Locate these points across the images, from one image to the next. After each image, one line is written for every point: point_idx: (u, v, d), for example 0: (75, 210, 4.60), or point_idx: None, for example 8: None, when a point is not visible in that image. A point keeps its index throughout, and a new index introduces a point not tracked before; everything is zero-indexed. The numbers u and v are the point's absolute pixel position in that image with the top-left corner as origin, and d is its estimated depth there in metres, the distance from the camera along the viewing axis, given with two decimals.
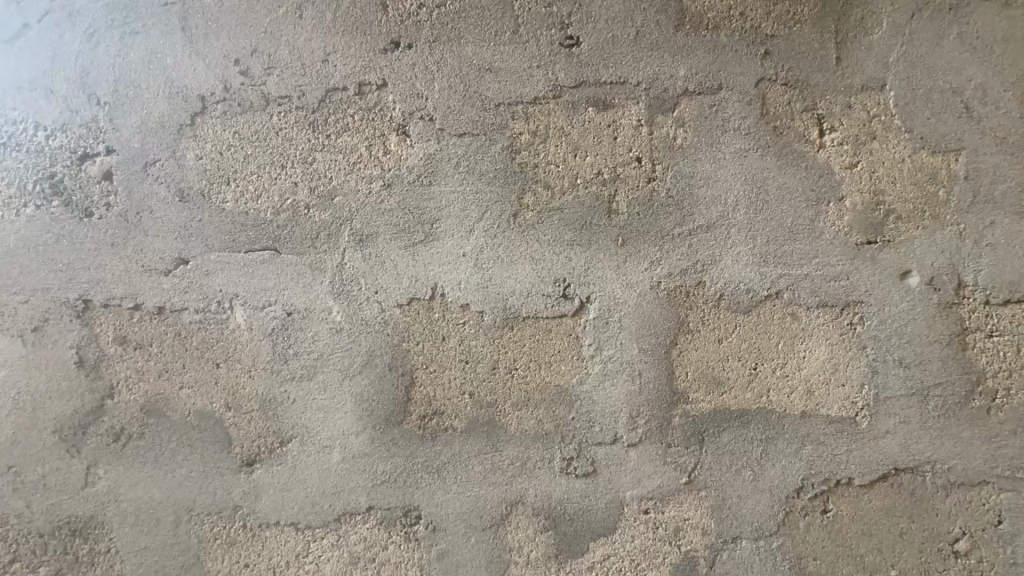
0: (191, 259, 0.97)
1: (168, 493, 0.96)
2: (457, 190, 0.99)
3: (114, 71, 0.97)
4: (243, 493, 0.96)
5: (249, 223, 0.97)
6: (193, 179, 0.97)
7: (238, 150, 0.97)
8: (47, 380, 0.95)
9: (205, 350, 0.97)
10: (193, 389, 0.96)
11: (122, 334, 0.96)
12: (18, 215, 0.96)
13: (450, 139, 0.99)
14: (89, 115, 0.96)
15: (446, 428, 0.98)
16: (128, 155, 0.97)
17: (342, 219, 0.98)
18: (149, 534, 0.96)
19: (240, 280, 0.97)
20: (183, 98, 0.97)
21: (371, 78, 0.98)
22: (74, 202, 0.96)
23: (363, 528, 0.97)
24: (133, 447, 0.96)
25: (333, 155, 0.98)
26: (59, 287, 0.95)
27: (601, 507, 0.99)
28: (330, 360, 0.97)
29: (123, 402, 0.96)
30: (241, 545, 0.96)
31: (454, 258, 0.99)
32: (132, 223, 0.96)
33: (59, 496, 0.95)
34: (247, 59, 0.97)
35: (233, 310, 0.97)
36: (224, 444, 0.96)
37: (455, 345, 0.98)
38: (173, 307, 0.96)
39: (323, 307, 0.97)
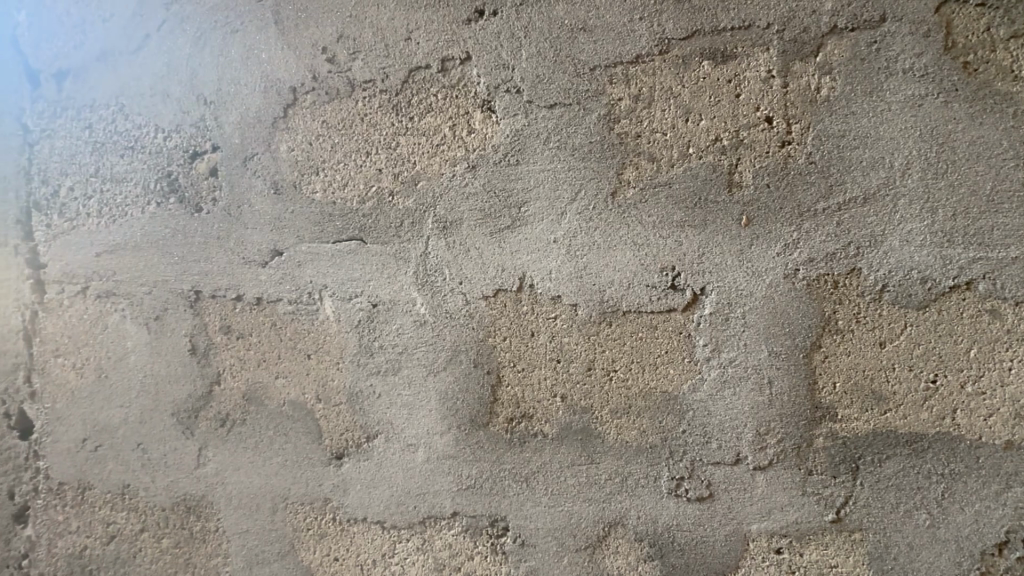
0: (285, 250, 0.97)
1: (266, 480, 0.98)
2: (547, 169, 0.88)
3: (218, 71, 1.00)
4: (333, 486, 0.95)
5: (337, 212, 0.96)
6: (286, 171, 0.98)
7: (326, 140, 0.96)
8: (167, 365, 1.02)
9: (298, 341, 0.97)
10: (288, 379, 0.97)
11: (227, 324, 1.00)
12: (143, 212, 1.03)
13: (539, 112, 0.88)
14: (198, 115, 1.01)
15: (535, 434, 0.88)
16: (231, 151, 1.00)
17: (426, 205, 0.92)
18: (250, 518, 0.99)
19: (329, 270, 0.96)
20: (277, 91, 0.98)
21: (454, 52, 0.91)
22: (187, 198, 1.02)
23: (448, 534, 0.91)
24: (236, 432, 0.99)
25: (416, 138, 0.93)
26: (175, 278, 1.02)
27: (719, 541, 0.83)
28: (414, 354, 0.92)
29: (228, 389, 1.00)
30: (331, 539, 0.96)
31: (544, 245, 0.88)
32: (233, 216, 1.00)
33: (177, 474, 1.02)
34: (333, 46, 0.95)
35: (323, 301, 0.96)
36: (316, 435, 0.96)
37: (546, 341, 0.88)
38: (270, 298, 0.98)
39: (407, 298, 0.93)
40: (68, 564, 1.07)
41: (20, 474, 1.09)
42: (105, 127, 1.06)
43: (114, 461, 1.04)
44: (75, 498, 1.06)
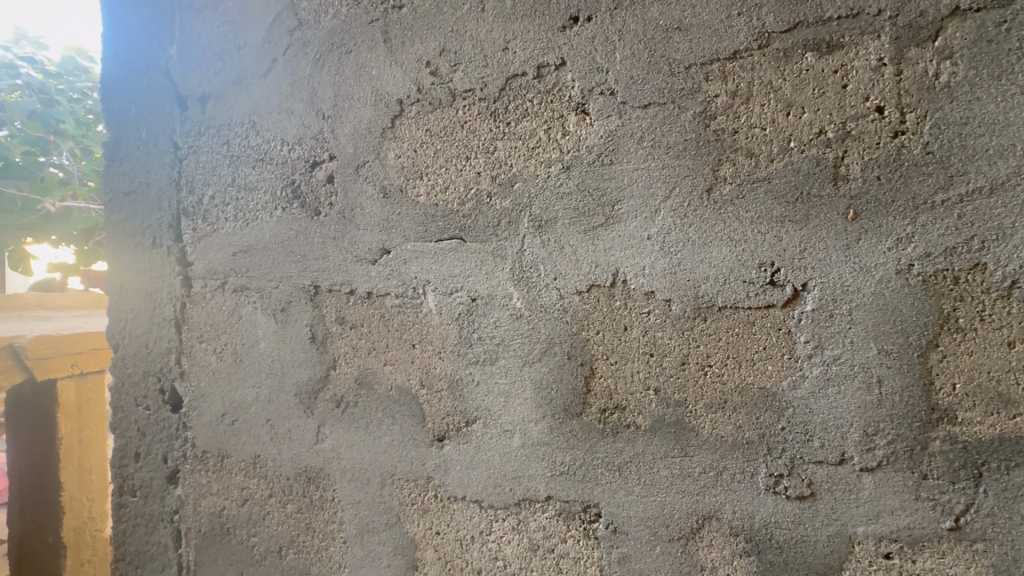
0: (392, 248, 1.07)
1: (376, 457, 1.08)
2: (641, 167, 0.90)
3: (334, 88, 1.12)
4: (435, 465, 1.04)
5: (439, 213, 1.03)
6: (394, 177, 1.07)
7: (430, 147, 1.04)
8: (291, 351, 1.15)
9: (403, 332, 1.06)
10: (395, 366, 1.07)
11: (341, 315, 1.11)
12: (271, 216, 1.17)
13: (634, 112, 0.91)
14: (317, 128, 1.13)
15: (628, 425, 0.91)
16: (345, 160, 1.11)
17: (522, 205, 0.98)
18: (362, 490, 1.09)
19: (431, 267, 1.04)
20: (386, 104, 1.07)
21: (550, 59, 0.96)
22: (308, 203, 1.14)
23: (543, 517, 0.96)
24: (350, 412, 1.10)
25: (513, 142, 0.99)
26: (297, 275, 1.15)
27: (821, 541, 0.82)
28: (511, 346, 0.98)
29: (342, 374, 1.11)
30: (433, 514, 1.04)
31: (638, 242, 0.90)
32: (347, 219, 1.10)
33: (299, 448, 1.15)
34: (436, 60, 1.03)
35: (426, 295, 1.04)
36: (420, 419, 1.05)
37: (639, 335, 0.90)
38: (379, 292, 1.08)
39: (504, 293, 0.98)
40: (209, 521, 1.24)
41: (172, 441, 1.28)
42: (240, 142, 1.21)
43: (247, 434, 1.19)
44: (216, 464, 1.23)
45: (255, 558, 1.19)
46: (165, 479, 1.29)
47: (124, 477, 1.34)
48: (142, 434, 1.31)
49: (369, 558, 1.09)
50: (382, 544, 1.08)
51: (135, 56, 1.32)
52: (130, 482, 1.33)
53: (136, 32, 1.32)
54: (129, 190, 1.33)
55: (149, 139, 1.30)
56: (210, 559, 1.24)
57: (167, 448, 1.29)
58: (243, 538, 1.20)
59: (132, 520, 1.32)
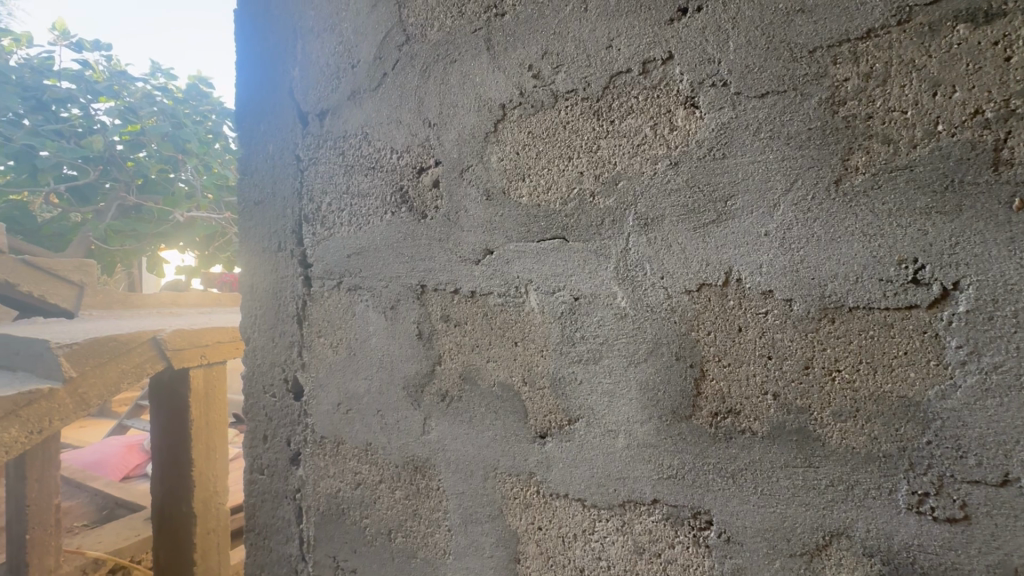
0: (495, 249, 1.10)
1: (479, 450, 1.12)
2: (757, 161, 0.86)
3: (440, 97, 1.17)
4: (537, 462, 1.05)
5: (542, 214, 1.05)
6: (496, 179, 1.10)
7: (532, 149, 1.06)
8: (399, 347, 1.22)
9: (506, 329, 1.09)
10: (497, 363, 1.10)
11: (446, 313, 1.16)
12: (382, 220, 1.25)
13: (749, 103, 0.86)
14: (424, 136, 1.20)
15: (743, 430, 0.87)
16: (450, 165, 1.16)
17: (627, 203, 0.97)
18: (465, 482, 1.13)
19: (534, 266, 1.05)
20: (489, 109, 1.11)
21: (655, 53, 0.94)
22: (415, 207, 1.21)
23: (648, 520, 0.95)
24: (454, 406, 1.15)
25: (617, 140, 0.98)
26: (405, 275, 1.22)
27: (977, 571, 0.73)
28: (615, 345, 0.97)
29: (447, 369, 1.16)
30: (535, 509, 1.06)
31: (753, 239, 0.86)
32: (452, 221, 1.15)
33: (407, 438, 1.21)
34: (539, 63, 1.05)
35: (528, 294, 1.06)
36: (522, 415, 1.07)
37: (756, 337, 0.86)
38: (482, 291, 1.11)
39: (608, 292, 0.98)
40: (326, 502, 1.35)
41: (295, 426, 1.41)
42: (353, 152, 1.31)
43: (360, 423, 1.29)
44: (332, 449, 1.34)
45: (367, 539, 1.28)
46: (289, 460, 1.42)
47: (254, 456, 1.49)
48: (270, 419, 1.46)
49: (473, 548, 1.13)
50: (484, 535, 1.11)
51: (264, 78, 1.48)
52: (259, 462, 1.48)
53: (265, 59, 1.48)
54: (258, 200, 1.49)
55: (275, 153, 1.45)
56: (327, 537, 1.34)
57: (291, 433, 1.42)
58: (356, 519, 1.30)
59: (260, 496, 1.48)
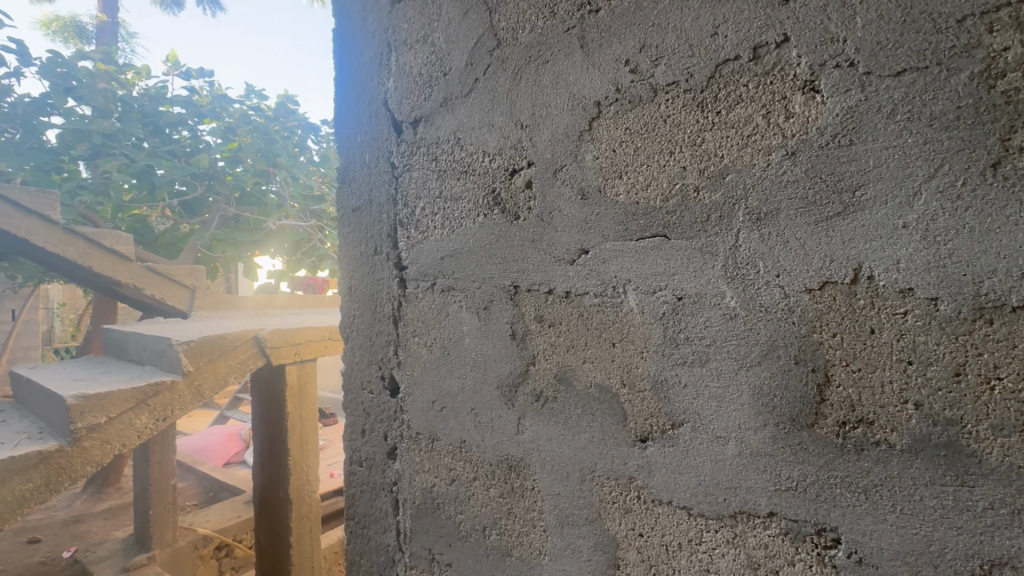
0: (591, 248, 1.08)
1: (576, 452, 1.11)
2: (891, 146, 0.78)
3: (532, 98, 1.18)
4: (638, 466, 1.02)
5: (641, 212, 1.02)
6: (592, 178, 1.09)
7: (629, 145, 1.04)
8: (492, 347, 1.24)
9: (603, 330, 1.07)
10: (594, 364, 1.08)
11: (540, 313, 1.16)
12: (475, 222, 1.28)
13: (881, 83, 0.79)
14: (516, 138, 1.21)
15: (877, 442, 0.79)
16: (543, 165, 1.16)
17: (736, 198, 0.92)
18: (561, 483, 1.13)
19: (633, 266, 1.03)
20: (583, 107, 1.10)
21: (768, 38, 0.88)
22: (508, 209, 1.22)
23: (764, 533, 0.89)
24: (549, 407, 1.15)
25: (724, 132, 0.93)
26: (499, 276, 1.23)
27: None
28: (724, 348, 0.93)
29: (541, 369, 1.16)
30: (636, 514, 1.03)
31: (887, 232, 0.79)
32: (546, 221, 1.15)
33: (501, 438, 1.23)
34: (636, 57, 1.02)
35: (626, 294, 1.04)
36: (621, 417, 1.05)
37: (892, 339, 0.78)
38: (578, 291, 1.10)
39: (716, 291, 0.93)
40: (421, 496, 1.39)
41: (391, 422, 1.47)
42: (446, 157, 1.34)
43: (454, 420, 1.32)
44: (427, 445, 1.38)
45: (461, 534, 1.30)
46: (386, 454, 1.49)
47: (353, 449, 1.58)
48: (367, 414, 1.54)
49: (570, 550, 1.12)
50: (582, 537, 1.10)
51: (360, 91, 1.56)
52: (358, 454, 1.57)
53: (361, 73, 1.57)
54: (356, 206, 1.57)
55: (371, 161, 1.53)
56: (423, 530, 1.39)
57: (387, 428, 1.48)
58: (451, 514, 1.33)
59: (360, 486, 1.56)
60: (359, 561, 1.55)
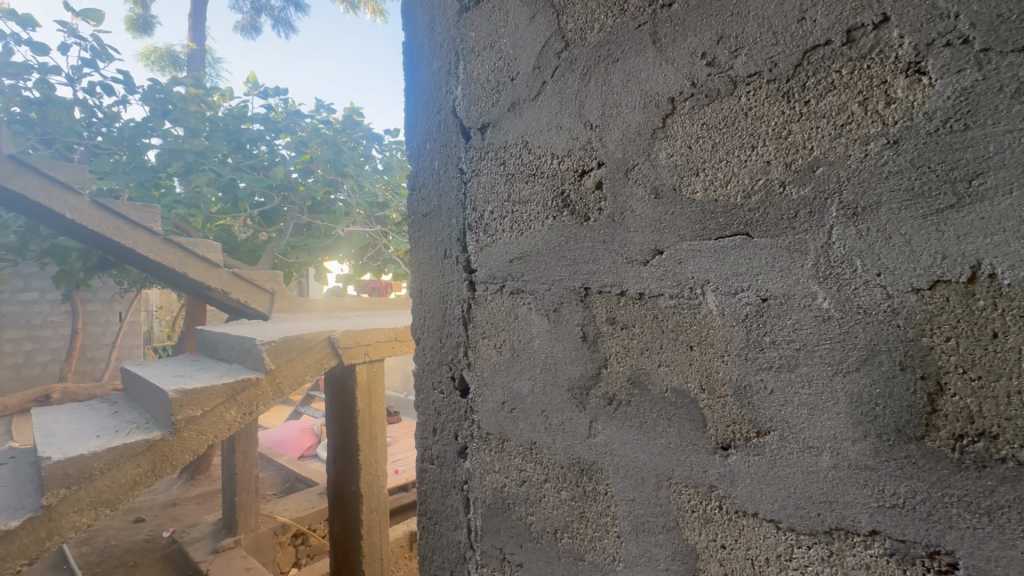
0: (666, 248, 1.05)
1: (651, 458, 1.08)
2: (1016, 129, 0.70)
3: (602, 98, 1.16)
4: (718, 475, 0.98)
5: (720, 209, 0.98)
6: (666, 177, 1.06)
7: (707, 141, 1.00)
8: (563, 349, 1.24)
9: (680, 333, 1.03)
10: (670, 368, 1.05)
11: (612, 315, 1.14)
12: (544, 224, 1.28)
13: (1003, 60, 0.71)
14: (585, 139, 1.20)
15: (1002, 458, 0.71)
16: (614, 166, 1.15)
17: (828, 192, 0.86)
18: (636, 489, 1.10)
19: (712, 266, 0.99)
20: (656, 104, 1.07)
21: (864, 19, 0.82)
22: (577, 210, 1.22)
23: (865, 553, 0.82)
24: (623, 411, 1.13)
25: (814, 122, 0.87)
26: (568, 278, 1.23)
27: None
28: (816, 352, 0.87)
29: (614, 372, 1.14)
30: (717, 525, 0.99)
31: (1012, 225, 0.71)
32: (618, 222, 1.14)
33: (573, 441, 1.22)
34: (713, 49, 0.99)
35: (705, 296, 1.00)
36: (700, 424, 1.01)
37: (1020, 344, 0.70)
38: (652, 293, 1.08)
39: (805, 292, 0.88)
40: (492, 496, 1.41)
41: (462, 422, 1.50)
42: (514, 161, 1.35)
43: (525, 422, 1.32)
44: (497, 445, 1.40)
45: (532, 535, 1.31)
46: (457, 453, 1.52)
47: (425, 447, 1.63)
48: (438, 414, 1.58)
49: (645, 558, 1.09)
50: (658, 546, 1.07)
51: (429, 100, 1.62)
52: (429, 452, 1.61)
53: (429, 83, 1.62)
54: (425, 212, 1.62)
55: (440, 168, 1.57)
56: (493, 529, 1.40)
57: (457, 427, 1.52)
58: (521, 515, 1.33)
59: (431, 484, 1.60)
60: (431, 556, 1.60)
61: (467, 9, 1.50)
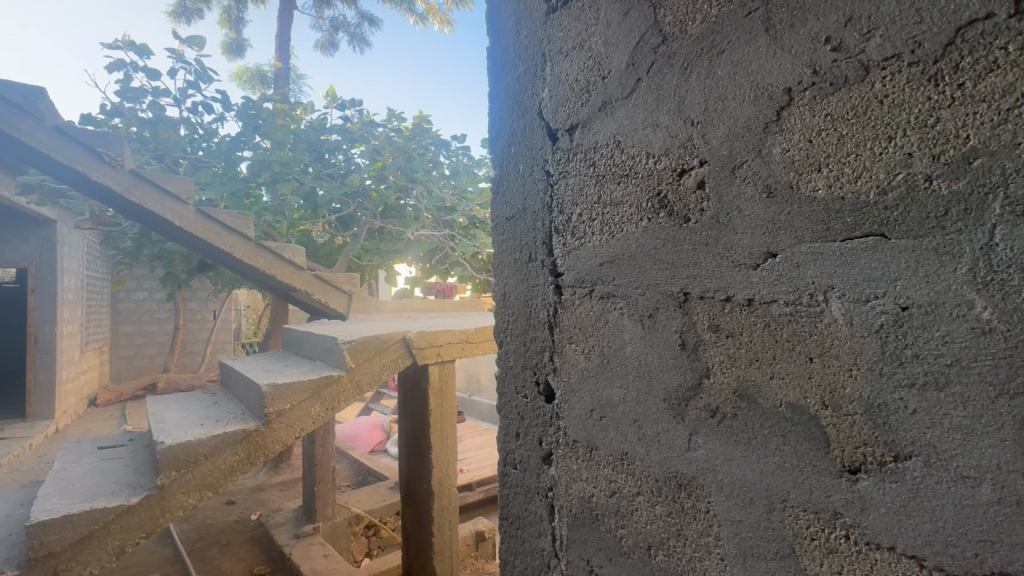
0: (780, 251, 0.98)
1: (762, 477, 1.00)
2: None
3: (705, 92, 1.10)
4: (844, 501, 0.89)
5: (847, 208, 0.89)
6: (781, 174, 0.98)
7: (831, 133, 0.92)
8: (659, 358, 1.18)
9: (797, 343, 0.95)
10: (785, 381, 0.97)
11: (715, 322, 1.08)
12: (638, 226, 1.23)
13: None
14: (685, 136, 1.14)
15: None
16: (719, 163, 1.08)
17: (988, 186, 0.75)
18: (743, 509, 1.03)
19: (837, 271, 0.90)
20: (769, 96, 1.00)
21: None
22: (675, 211, 1.16)
23: None
24: (728, 425, 1.06)
25: (970, 108, 0.77)
26: (665, 282, 1.17)
27: None
28: (973, 369, 0.76)
29: (718, 383, 1.07)
30: (843, 556, 0.90)
31: None
32: (723, 223, 1.07)
33: (669, 453, 1.16)
34: (840, 33, 0.90)
35: (828, 303, 0.91)
36: (821, 443, 0.92)
37: None
38: (763, 299, 1.00)
39: (958, 300, 0.78)
40: (579, 505, 1.37)
41: (546, 427, 1.48)
42: (605, 161, 1.31)
43: (615, 431, 1.28)
44: (585, 454, 1.36)
45: (623, 549, 1.26)
46: (541, 459, 1.50)
47: (508, 451, 1.62)
48: (522, 418, 1.57)
49: None
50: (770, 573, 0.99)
51: (514, 103, 1.61)
52: (512, 456, 1.60)
53: (514, 86, 1.62)
54: (509, 215, 1.62)
55: (525, 170, 1.56)
56: (580, 539, 1.37)
57: (542, 433, 1.50)
58: (611, 528, 1.29)
59: (514, 488, 1.59)
60: (513, 561, 1.59)
61: (554, 9, 1.48)
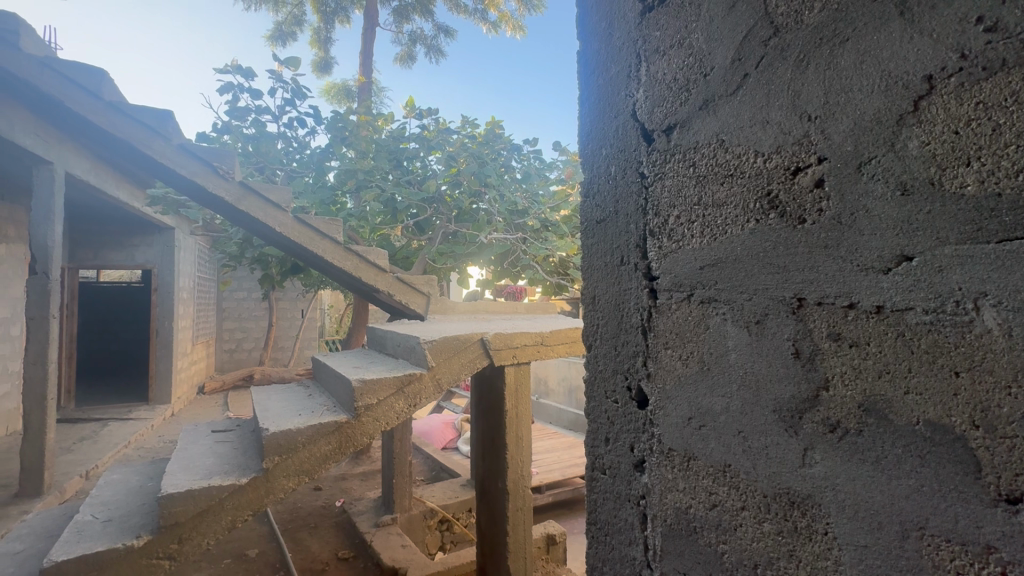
0: (918, 254, 0.89)
1: (893, 500, 0.92)
2: None
3: (825, 84, 1.04)
4: (1000, 534, 0.80)
5: (1004, 206, 0.80)
6: (918, 169, 0.90)
7: (984, 123, 0.83)
8: (768, 367, 1.12)
9: (938, 355, 0.86)
10: (922, 397, 0.88)
11: (836, 330, 1.00)
12: (744, 229, 1.18)
13: None
14: (800, 133, 1.08)
15: None
16: (841, 159, 1.01)
17: None
18: (870, 534, 0.95)
19: (991, 275, 0.81)
20: (904, 86, 0.92)
21: None
22: (789, 212, 1.09)
23: None
24: (851, 441, 0.98)
25: None
26: (776, 287, 1.10)
27: None
28: None
29: (839, 396, 1.00)
30: None
31: None
32: (846, 223, 0.99)
33: (780, 468, 1.10)
34: (996, 12, 0.82)
35: (979, 311, 0.82)
36: (970, 467, 0.83)
37: None
38: (896, 306, 0.92)
39: None
40: (674, 516, 1.33)
41: (639, 434, 1.46)
42: (706, 162, 1.27)
43: (716, 441, 1.23)
44: (681, 463, 1.32)
45: (725, 565, 1.21)
46: (633, 466, 1.47)
47: (597, 456, 1.61)
48: (612, 423, 1.55)
49: None
50: None
51: (605, 106, 1.60)
52: (601, 461, 1.59)
53: (606, 88, 1.61)
54: (600, 218, 1.61)
55: (617, 173, 1.54)
56: (676, 552, 1.33)
57: (634, 439, 1.47)
58: (711, 542, 1.24)
59: (603, 494, 1.58)
60: (601, 568, 1.58)
61: (651, 8, 1.45)
